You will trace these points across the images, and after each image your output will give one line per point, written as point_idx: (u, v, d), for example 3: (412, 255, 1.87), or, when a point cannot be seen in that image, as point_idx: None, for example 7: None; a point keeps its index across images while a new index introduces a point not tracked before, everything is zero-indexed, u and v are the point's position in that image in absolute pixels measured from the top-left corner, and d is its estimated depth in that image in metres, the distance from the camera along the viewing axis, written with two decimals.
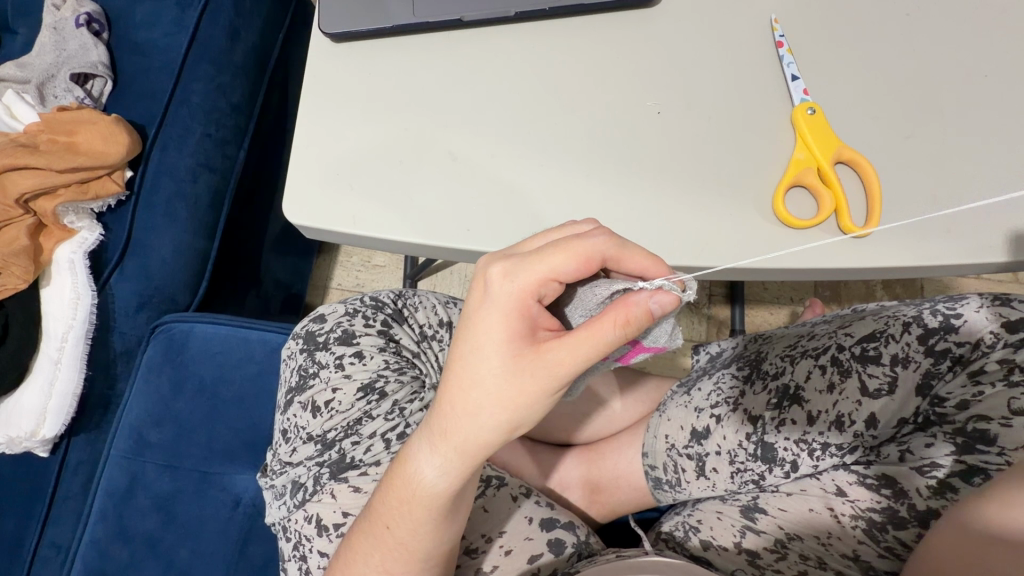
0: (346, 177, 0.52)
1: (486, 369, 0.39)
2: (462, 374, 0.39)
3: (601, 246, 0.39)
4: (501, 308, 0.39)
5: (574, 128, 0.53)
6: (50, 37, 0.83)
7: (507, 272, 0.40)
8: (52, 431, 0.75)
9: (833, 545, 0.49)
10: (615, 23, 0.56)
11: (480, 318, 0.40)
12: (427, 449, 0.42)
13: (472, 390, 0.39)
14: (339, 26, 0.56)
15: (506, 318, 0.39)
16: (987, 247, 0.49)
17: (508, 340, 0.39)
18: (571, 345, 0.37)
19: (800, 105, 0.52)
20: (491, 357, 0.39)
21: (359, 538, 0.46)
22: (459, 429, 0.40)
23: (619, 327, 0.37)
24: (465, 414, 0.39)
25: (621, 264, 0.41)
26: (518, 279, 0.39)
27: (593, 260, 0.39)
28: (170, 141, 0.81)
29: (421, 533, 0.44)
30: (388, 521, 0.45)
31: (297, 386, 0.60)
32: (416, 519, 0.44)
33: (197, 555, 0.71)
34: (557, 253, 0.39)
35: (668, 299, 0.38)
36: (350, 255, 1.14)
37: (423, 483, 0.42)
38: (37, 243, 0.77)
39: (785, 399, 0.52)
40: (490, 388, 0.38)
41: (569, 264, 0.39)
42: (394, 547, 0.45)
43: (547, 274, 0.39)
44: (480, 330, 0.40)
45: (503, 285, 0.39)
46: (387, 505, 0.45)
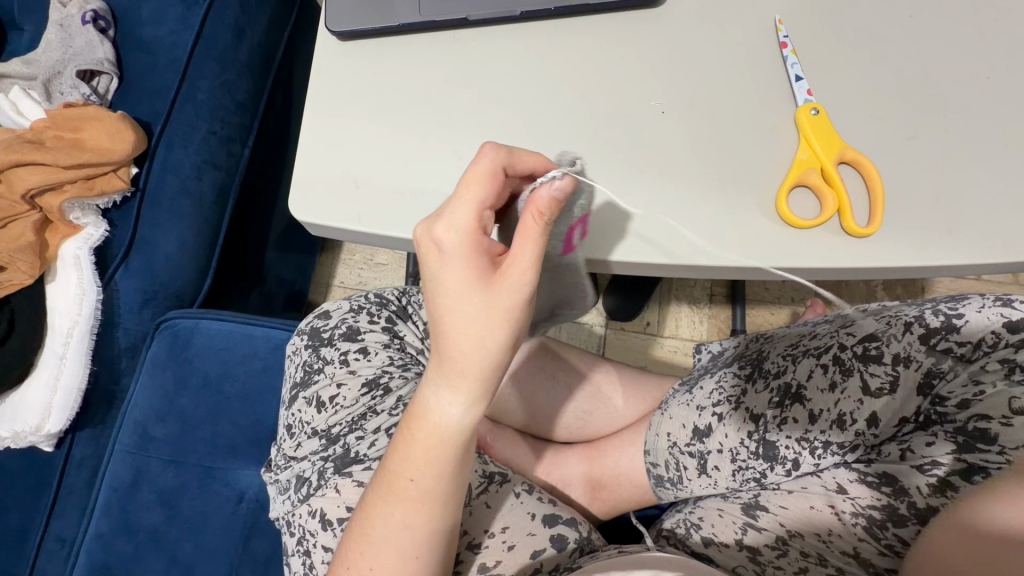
0: (352, 174, 0.53)
1: (468, 308, 0.38)
2: (452, 319, 0.38)
3: (498, 158, 0.39)
4: (455, 254, 0.38)
5: (578, 127, 0.54)
6: (56, 34, 0.83)
7: (442, 221, 0.38)
8: (57, 426, 0.76)
9: (833, 543, 0.49)
10: (620, 22, 0.57)
11: (437, 271, 0.39)
12: (441, 389, 0.41)
13: (470, 331, 0.38)
14: (346, 25, 0.56)
15: (461, 260, 0.38)
16: (989, 248, 0.49)
17: (474, 274, 0.38)
18: (524, 250, 0.37)
19: (804, 105, 0.53)
20: (467, 298, 0.38)
21: (376, 503, 0.45)
22: (471, 369, 0.39)
23: (539, 221, 0.37)
24: (472, 353, 0.38)
25: (517, 167, 0.41)
26: (455, 221, 0.38)
27: (498, 174, 0.39)
28: (176, 137, 0.81)
29: (446, 478, 0.43)
30: (410, 475, 0.43)
31: (303, 381, 0.60)
32: (442, 461, 0.42)
33: (201, 550, 0.72)
34: (468, 181, 0.38)
35: (566, 183, 0.39)
36: (353, 253, 1.15)
37: (446, 425, 0.41)
38: (43, 239, 0.78)
39: (787, 397, 0.52)
40: (480, 322, 0.38)
41: (487, 186, 0.38)
42: (420, 496, 0.43)
43: (477, 204, 0.38)
44: (443, 280, 0.38)
45: (445, 234, 0.38)
46: (403, 457, 0.43)
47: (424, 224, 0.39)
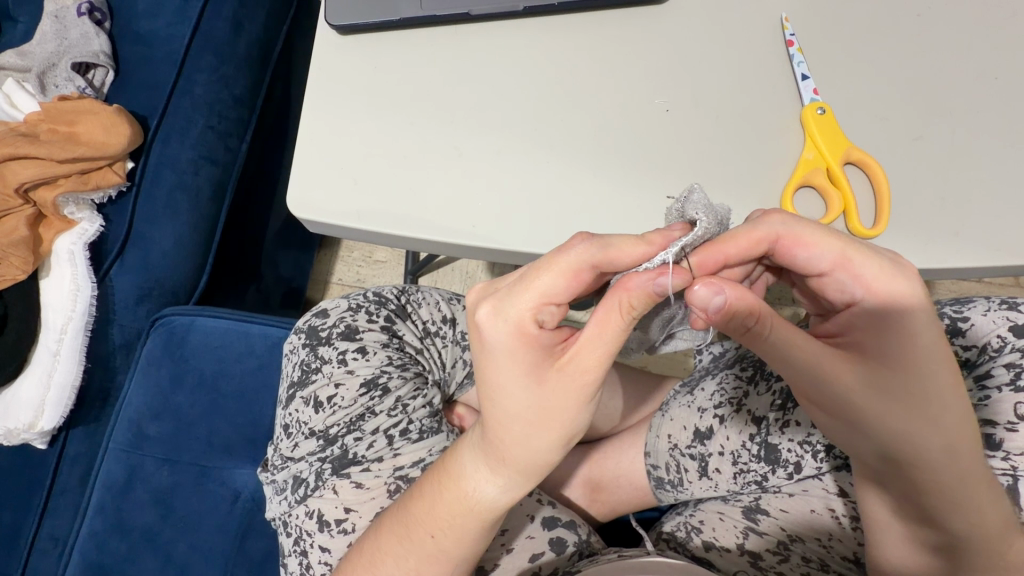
0: (351, 172, 0.52)
1: (518, 398, 0.40)
2: (497, 406, 0.41)
3: (588, 255, 0.38)
4: (512, 346, 0.39)
5: (581, 125, 0.53)
6: (51, 26, 0.82)
7: (498, 310, 0.39)
8: (51, 423, 0.75)
9: (834, 547, 0.51)
10: (625, 20, 0.56)
11: (489, 359, 0.40)
12: (478, 466, 0.44)
13: (513, 422, 0.41)
14: (346, 18, 0.55)
15: (515, 353, 0.39)
16: (993, 251, 0.49)
17: (527, 373, 0.39)
18: (588, 349, 0.39)
19: (810, 105, 0.52)
20: (520, 387, 0.40)
21: (389, 542, 0.46)
22: (510, 452, 0.42)
23: (627, 315, 0.37)
24: (515, 442, 0.41)
25: (615, 261, 0.38)
26: (511, 315, 0.39)
27: (582, 271, 0.38)
28: (173, 132, 0.81)
29: (466, 540, 0.45)
30: (433, 531, 0.45)
31: (300, 380, 0.59)
32: (466, 530, 0.45)
33: (195, 550, 0.71)
34: (539, 277, 0.38)
35: (679, 276, 0.36)
36: (351, 250, 1.14)
37: (477, 498, 0.44)
38: (36, 234, 0.77)
39: (790, 400, 0.52)
40: (529, 412, 0.40)
41: (562, 286, 0.38)
42: (435, 554, 0.45)
43: (539, 300, 0.39)
44: (494, 365, 0.40)
45: (498, 327, 0.39)
46: (427, 514, 0.45)
47: (478, 307, 0.41)
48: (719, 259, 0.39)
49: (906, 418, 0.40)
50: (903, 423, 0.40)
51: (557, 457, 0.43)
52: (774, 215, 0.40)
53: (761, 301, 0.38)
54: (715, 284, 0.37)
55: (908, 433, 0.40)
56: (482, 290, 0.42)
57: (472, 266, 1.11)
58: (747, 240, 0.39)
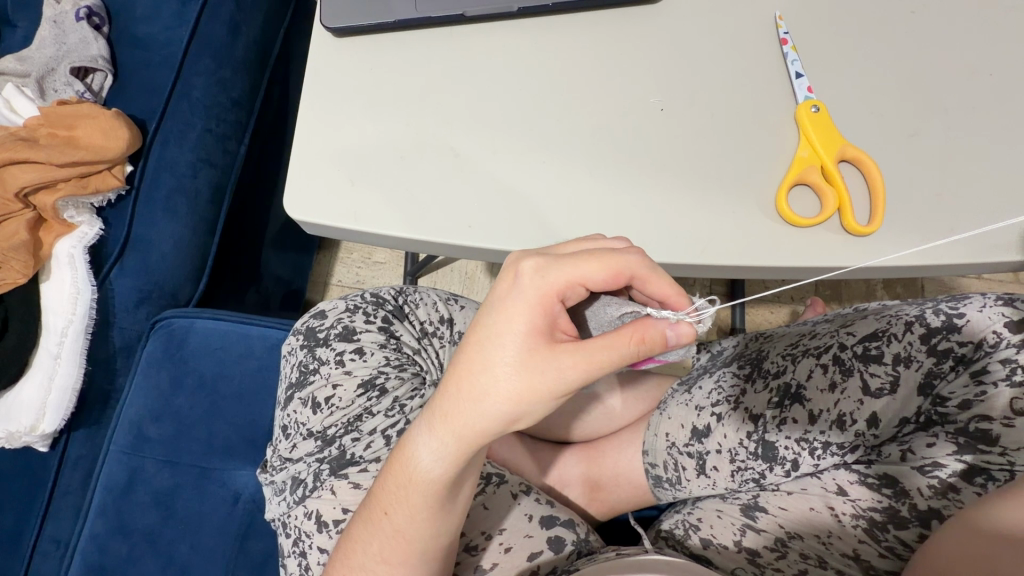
0: (347, 173, 0.52)
1: (498, 359, 0.39)
2: (475, 359, 0.39)
3: (638, 263, 0.40)
4: (528, 300, 0.39)
5: (575, 125, 0.53)
6: (50, 31, 0.83)
7: (541, 269, 0.40)
8: (52, 427, 0.75)
9: (833, 544, 0.49)
10: (620, 18, 0.56)
11: (504, 306, 0.40)
12: (424, 430, 0.43)
13: (480, 376, 0.39)
14: (340, 21, 0.55)
15: (531, 313, 0.39)
16: (991, 246, 0.49)
17: (528, 334, 0.39)
18: (588, 351, 0.38)
19: (804, 102, 0.52)
20: (509, 348, 0.39)
21: (358, 527, 0.46)
22: (460, 414, 0.40)
23: (636, 343, 0.38)
24: (469, 399, 0.39)
25: (646, 286, 0.42)
26: (547, 273, 0.40)
27: (622, 276, 0.40)
28: (171, 135, 0.81)
29: (418, 521, 0.44)
30: (387, 507, 0.45)
31: (298, 382, 0.60)
32: (409, 505, 0.44)
33: (197, 551, 0.71)
34: (595, 259, 0.40)
35: (684, 330, 0.39)
36: (350, 252, 1.14)
37: (417, 466, 0.43)
38: (36, 238, 0.77)
39: (787, 398, 0.52)
40: (500, 383, 0.38)
41: (602, 274, 0.40)
42: (389, 533, 0.45)
43: (577, 278, 0.40)
44: (503, 319, 0.39)
45: (533, 280, 0.40)
46: (382, 489, 0.45)
47: (519, 259, 0.41)
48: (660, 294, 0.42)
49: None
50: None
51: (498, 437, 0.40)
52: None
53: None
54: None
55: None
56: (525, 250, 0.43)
57: (471, 266, 1.11)
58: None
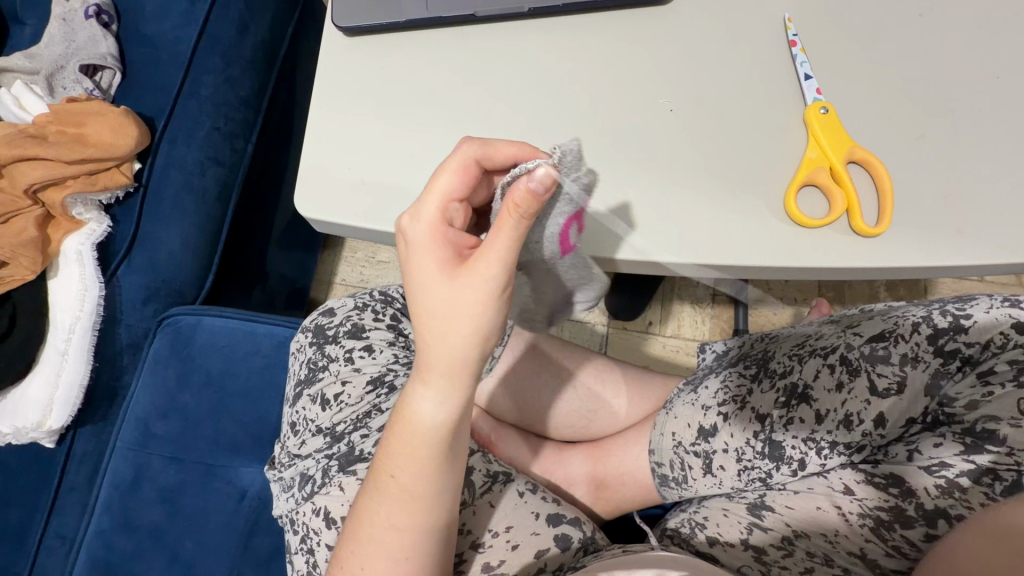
0: (357, 171, 0.53)
1: (426, 302, 0.40)
2: (424, 313, 0.41)
3: (470, 151, 0.41)
4: (420, 247, 0.41)
5: (585, 125, 0.54)
6: (59, 29, 0.83)
7: (416, 214, 0.41)
8: (59, 423, 0.76)
9: (840, 543, 0.49)
10: (629, 19, 0.56)
11: (412, 263, 0.42)
12: (415, 383, 0.43)
13: (433, 321, 0.40)
14: (352, 20, 0.55)
15: (433, 251, 0.41)
16: (999, 248, 0.49)
17: (440, 266, 0.40)
18: (489, 246, 0.38)
19: (813, 104, 0.52)
20: (434, 284, 0.40)
21: (367, 500, 0.46)
22: (441, 361, 0.41)
23: (514, 214, 0.37)
24: (438, 344, 0.40)
25: (496, 158, 0.42)
26: (420, 217, 0.41)
27: (470, 166, 0.42)
28: (179, 133, 0.81)
29: (425, 475, 0.44)
30: (391, 470, 0.44)
31: (307, 378, 0.60)
32: (419, 459, 0.43)
33: (202, 547, 0.71)
34: (450, 175, 0.41)
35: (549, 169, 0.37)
36: (355, 251, 1.15)
37: (415, 419, 0.43)
38: (45, 235, 0.78)
39: (794, 397, 0.52)
40: (446, 313, 0.39)
41: (455, 182, 0.41)
42: (398, 495, 0.44)
43: (444, 199, 0.42)
44: (412, 271, 0.42)
45: (414, 229, 0.41)
46: (382, 453, 0.45)
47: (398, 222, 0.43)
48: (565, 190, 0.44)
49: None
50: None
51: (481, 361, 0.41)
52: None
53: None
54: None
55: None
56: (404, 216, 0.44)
57: None
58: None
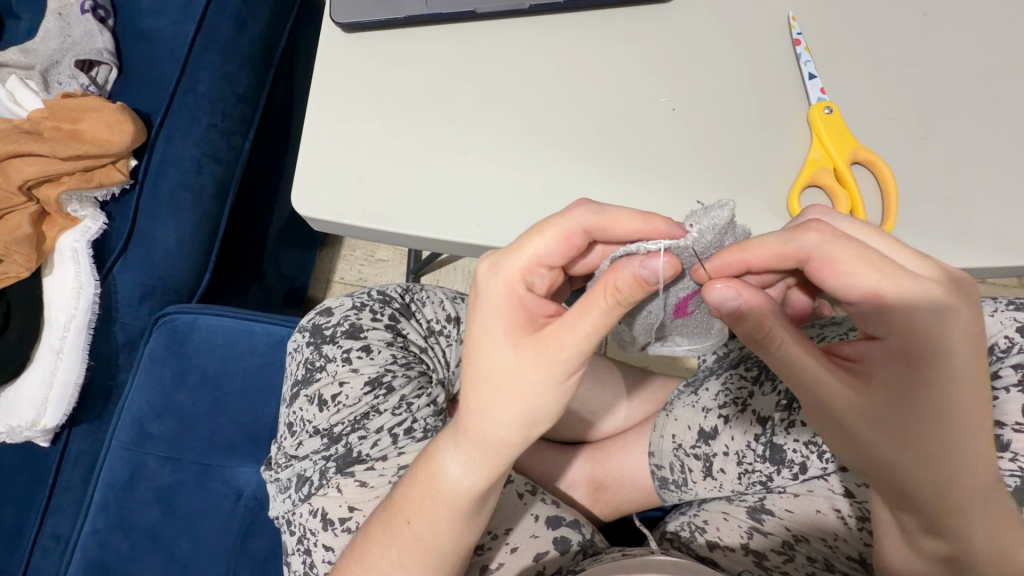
0: (355, 169, 0.52)
1: (487, 369, 0.39)
2: (472, 375, 0.40)
3: (584, 218, 0.38)
4: (490, 309, 0.39)
5: (586, 122, 0.53)
6: (54, 23, 0.82)
7: (493, 267, 0.39)
8: (53, 421, 0.75)
9: (839, 548, 0.50)
10: (631, 17, 0.56)
11: (477, 317, 0.40)
12: (450, 443, 0.43)
13: (478, 388, 0.40)
14: (350, 16, 0.55)
15: (501, 313, 0.39)
16: (1002, 250, 0.48)
17: (506, 333, 0.39)
18: (566, 325, 0.37)
19: (817, 104, 0.52)
20: (494, 351, 0.39)
21: (377, 531, 0.46)
22: (478, 427, 0.40)
23: (610, 297, 0.35)
24: (480, 413, 0.40)
25: (609, 229, 0.39)
26: (495, 277, 0.39)
27: (574, 234, 0.38)
28: (176, 130, 0.80)
29: (442, 529, 0.43)
30: (408, 516, 0.44)
31: (304, 379, 0.59)
32: (439, 516, 0.43)
33: (199, 548, 0.71)
34: (544, 236, 0.38)
35: (668, 264, 0.35)
36: (353, 249, 1.14)
37: (443, 477, 0.43)
38: (40, 232, 0.77)
39: (795, 401, 0.51)
40: (498, 386, 0.39)
41: (552, 246, 0.38)
42: (411, 542, 0.44)
43: (531, 260, 0.39)
44: (477, 333, 0.40)
45: (488, 289, 0.39)
46: (405, 496, 0.45)
47: (479, 267, 0.41)
48: (740, 264, 0.41)
49: (917, 450, 0.39)
50: (871, 431, 0.40)
51: (520, 439, 0.40)
52: (812, 232, 0.38)
53: (777, 318, 0.39)
54: (733, 287, 0.39)
55: (883, 445, 0.40)
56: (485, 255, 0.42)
57: (474, 265, 1.11)
58: (776, 250, 0.39)
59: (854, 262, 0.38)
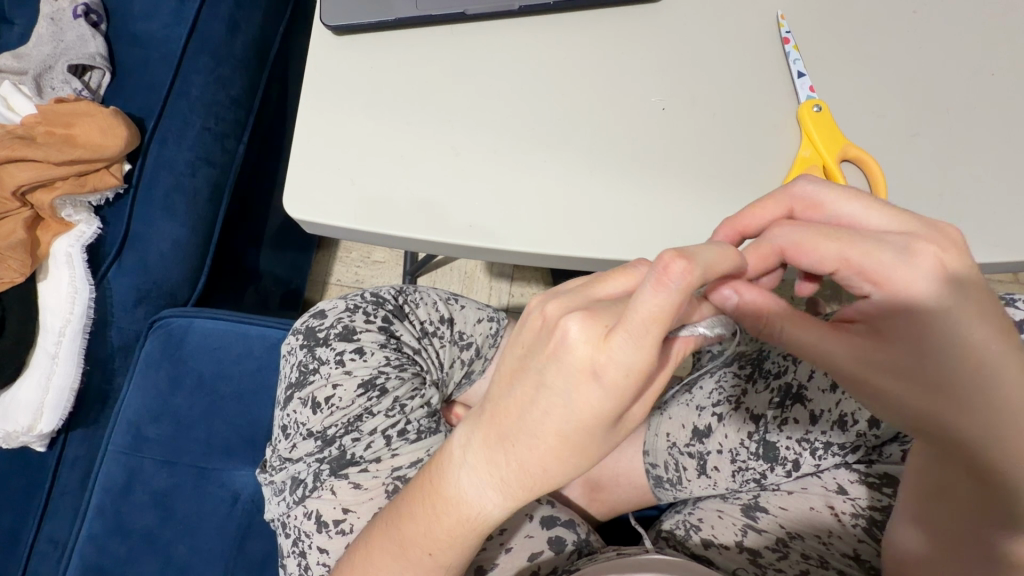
0: (347, 171, 0.52)
1: (584, 441, 0.34)
2: (556, 446, 0.34)
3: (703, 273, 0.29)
4: (616, 392, 0.31)
5: (577, 122, 0.53)
6: (47, 28, 0.82)
7: (617, 354, 0.30)
8: (50, 426, 0.75)
9: (834, 545, 0.49)
10: (622, 16, 0.56)
11: (580, 400, 0.32)
12: (492, 493, 0.38)
13: (561, 461, 0.35)
14: (340, 19, 0.55)
15: (616, 404, 0.32)
16: (993, 247, 0.48)
17: (615, 421, 0.33)
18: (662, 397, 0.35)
19: (806, 101, 0.52)
20: (595, 435, 0.34)
21: (391, 560, 0.44)
22: (540, 486, 0.36)
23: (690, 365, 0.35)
24: (549, 475, 0.36)
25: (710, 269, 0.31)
26: (633, 362, 0.30)
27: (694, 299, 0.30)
28: (170, 133, 0.81)
29: (463, 554, 0.42)
30: (429, 548, 0.42)
31: (298, 382, 0.59)
32: (465, 542, 0.41)
33: (196, 551, 0.71)
34: (673, 314, 0.29)
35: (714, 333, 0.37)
36: (350, 251, 1.14)
37: (477, 518, 0.39)
38: (34, 236, 0.77)
39: (788, 398, 0.52)
40: (588, 454, 0.35)
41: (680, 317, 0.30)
42: (431, 567, 0.43)
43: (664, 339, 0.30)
44: (584, 415, 0.32)
45: (616, 370, 0.31)
46: (425, 533, 0.42)
47: (585, 339, 0.31)
48: (737, 230, 0.41)
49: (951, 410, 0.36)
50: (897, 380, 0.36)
51: None
52: (804, 180, 0.39)
53: (776, 304, 0.37)
54: (730, 284, 0.38)
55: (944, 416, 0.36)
56: (579, 317, 0.32)
57: (470, 265, 1.11)
58: (774, 207, 0.40)
59: (843, 200, 0.38)
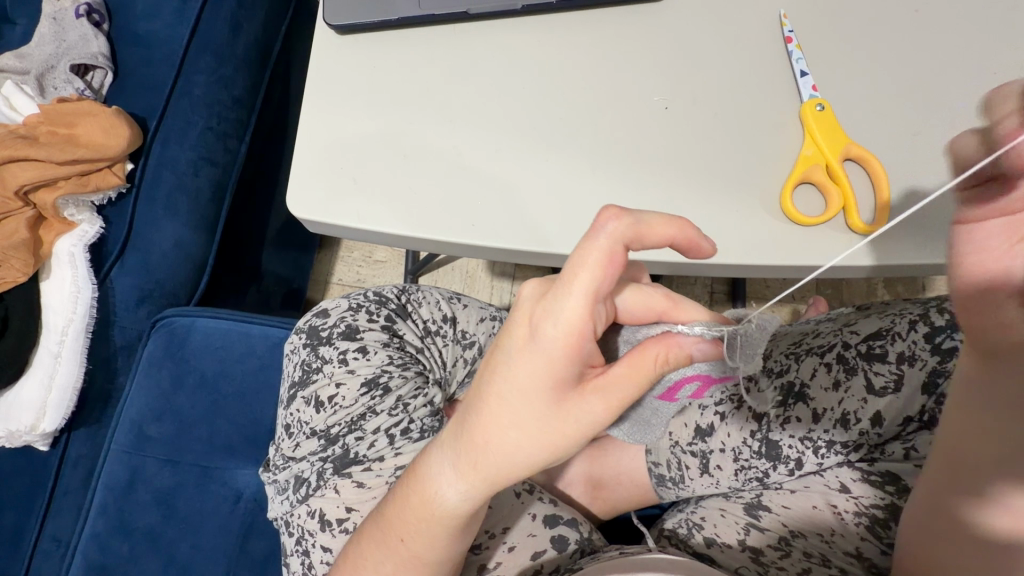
0: (349, 170, 0.52)
1: (527, 409, 0.38)
2: (502, 412, 0.38)
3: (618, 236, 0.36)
4: (548, 349, 0.37)
5: (580, 121, 0.53)
6: (49, 28, 0.82)
7: (548, 310, 0.37)
8: (52, 425, 0.75)
9: (836, 543, 0.49)
10: (624, 15, 0.56)
11: (522, 357, 0.38)
12: (451, 473, 0.42)
13: (507, 428, 0.38)
14: (343, 18, 0.55)
15: (551, 365, 0.37)
16: None
17: (553, 385, 0.37)
18: (616, 384, 0.37)
19: (809, 101, 0.52)
20: (536, 403, 0.38)
21: (371, 544, 0.46)
22: (493, 462, 0.40)
23: (659, 362, 0.37)
24: (499, 448, 0.39)
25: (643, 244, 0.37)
26: (561, 316, 0.36)
27: (619, 259, 0.36)
28: (172, 133, 0.81)
29: (435, 545, 0.44)
30: (402, 534, 0.44)
31: (301, 380, 0.60)
32: (431, 533, 0.43)
33: (199, 550, 0.71)
34: (593, 271, 0.36)
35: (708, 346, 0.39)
36: (351, 250, 1.14)
37: (441, 502, 0.42)
38: (36, 236, 0.77)
39: (790, 396, 0.52)
40: (534, 428, 0.38)
41: (607, 282, 0.36)
42: (406, 559, 0.44)
43: (586, 299, 0.36)
44: (523, 373, 0.37)
45: (547, 325, 0.37)
46: (397, 514, 0.45)
47: (531, 296, 0.39)
48: None
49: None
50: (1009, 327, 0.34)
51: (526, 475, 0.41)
52: None
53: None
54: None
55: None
56: (534, 285, 0.40)
57: (471, 265, 1.11)
58: None
59: None
